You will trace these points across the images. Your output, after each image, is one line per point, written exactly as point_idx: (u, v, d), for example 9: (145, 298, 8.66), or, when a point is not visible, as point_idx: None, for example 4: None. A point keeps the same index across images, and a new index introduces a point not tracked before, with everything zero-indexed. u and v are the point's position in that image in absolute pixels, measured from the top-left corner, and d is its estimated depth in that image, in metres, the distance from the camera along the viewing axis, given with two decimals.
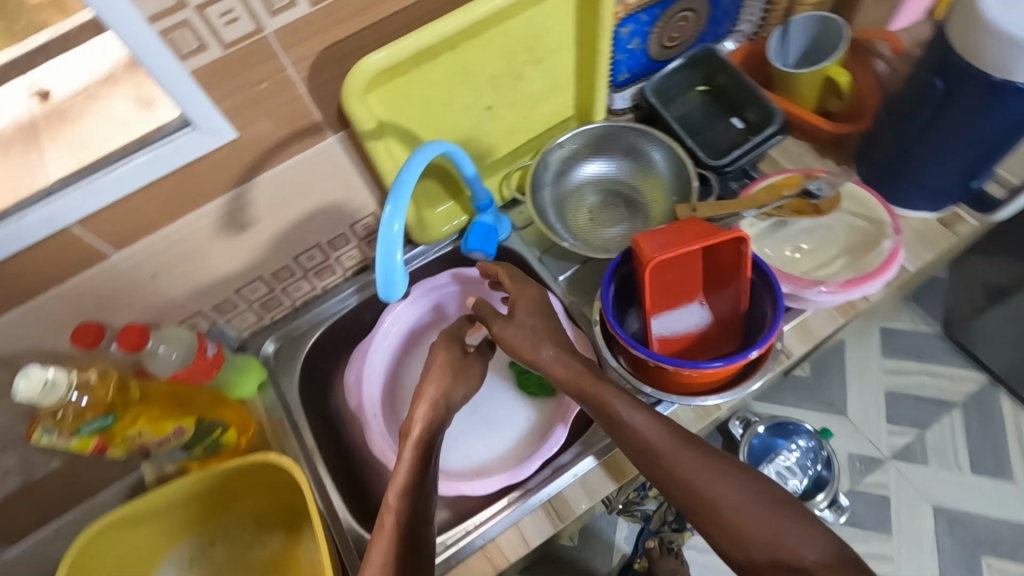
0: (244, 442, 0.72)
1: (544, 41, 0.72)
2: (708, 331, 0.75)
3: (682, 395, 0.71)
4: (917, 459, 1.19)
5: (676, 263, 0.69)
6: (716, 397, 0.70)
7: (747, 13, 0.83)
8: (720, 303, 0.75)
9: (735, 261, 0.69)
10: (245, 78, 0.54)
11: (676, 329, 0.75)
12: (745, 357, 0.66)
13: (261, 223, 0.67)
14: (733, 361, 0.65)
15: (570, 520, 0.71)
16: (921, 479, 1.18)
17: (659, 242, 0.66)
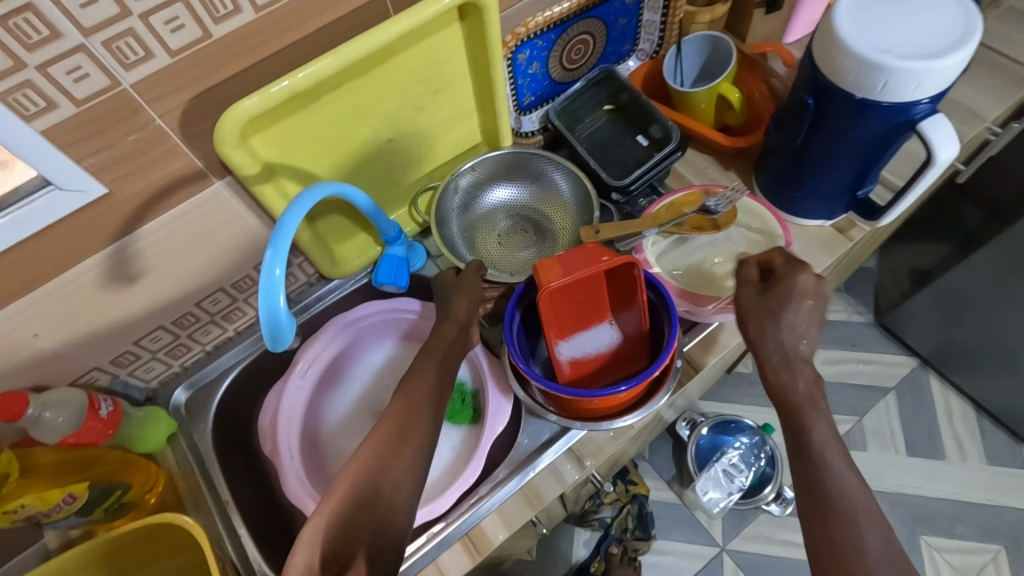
0: (152, 498, 0.73)
1: (440, 73, 0.72)
2: (618, 351, 0.74)
3: (587, 420, 0.71)
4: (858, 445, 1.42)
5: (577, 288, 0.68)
6: (622, 420, 0.70)
7: (647, 33, 0.88)
8: (628, 321, 0.73)
9: (632, 283, 0.69)
10: (109, 134, 0.53)
11: (586, 351, 0.74)
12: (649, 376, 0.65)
13: (154, 269, 0.67)
14: (635, 383, 0.64)
15: (489, 552, 0.70)
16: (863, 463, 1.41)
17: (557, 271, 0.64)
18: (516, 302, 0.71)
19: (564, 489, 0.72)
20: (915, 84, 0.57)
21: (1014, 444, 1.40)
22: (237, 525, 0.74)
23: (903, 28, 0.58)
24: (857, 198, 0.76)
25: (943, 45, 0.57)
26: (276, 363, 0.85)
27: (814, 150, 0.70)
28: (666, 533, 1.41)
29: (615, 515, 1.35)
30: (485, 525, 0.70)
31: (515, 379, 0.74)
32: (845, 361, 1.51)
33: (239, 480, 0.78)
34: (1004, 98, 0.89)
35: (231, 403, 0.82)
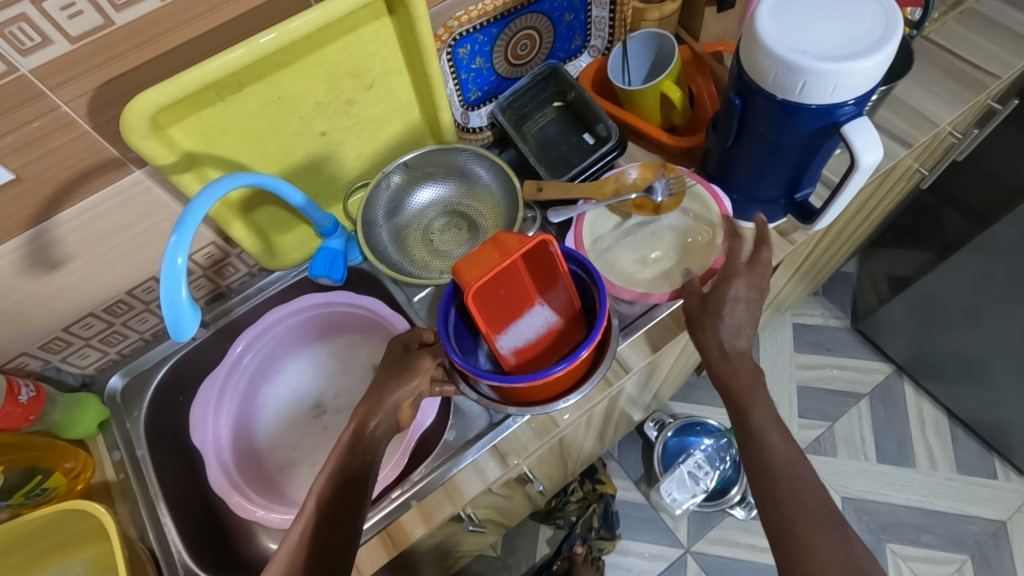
0: (79, 485, 0.74)
1: (370, 66, 0.71)
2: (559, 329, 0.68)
3: (543, 402, 0.68)
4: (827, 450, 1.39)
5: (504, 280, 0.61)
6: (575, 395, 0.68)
7: (596, 29, 0.88)
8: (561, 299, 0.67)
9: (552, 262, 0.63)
10: (13, 119, 0.53)
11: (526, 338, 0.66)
12: (583, 352, 0.63)
13: (77, 257, 0.67)
14: (573, 361, 0.62)
15: (406, 547, 0.69)
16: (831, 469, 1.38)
17: (478, 268, 0.58)
18: (448, 299, 0.65)
19: (486, 486, 0.71)
20: (832, 86, 0.56)
21: (985, 453, 1.38)
22: (162, 511, 0.74)
23: (823, 30, 0.58)
24: (795, 202, 0.75)
25: (861, 48, 0.56)
26: (214, 354, 0.85)
27: (745, 151, 0.69)
28: (631, 534, 1.37)
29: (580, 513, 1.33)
30: (403, 520, 0.70)
31: (462, 382, 0.68)
32: (819, 365, 1.48)
33: (170, 470, 0.78)
34: (960, 100, 0.87)
35: (166, 392, 0.82)
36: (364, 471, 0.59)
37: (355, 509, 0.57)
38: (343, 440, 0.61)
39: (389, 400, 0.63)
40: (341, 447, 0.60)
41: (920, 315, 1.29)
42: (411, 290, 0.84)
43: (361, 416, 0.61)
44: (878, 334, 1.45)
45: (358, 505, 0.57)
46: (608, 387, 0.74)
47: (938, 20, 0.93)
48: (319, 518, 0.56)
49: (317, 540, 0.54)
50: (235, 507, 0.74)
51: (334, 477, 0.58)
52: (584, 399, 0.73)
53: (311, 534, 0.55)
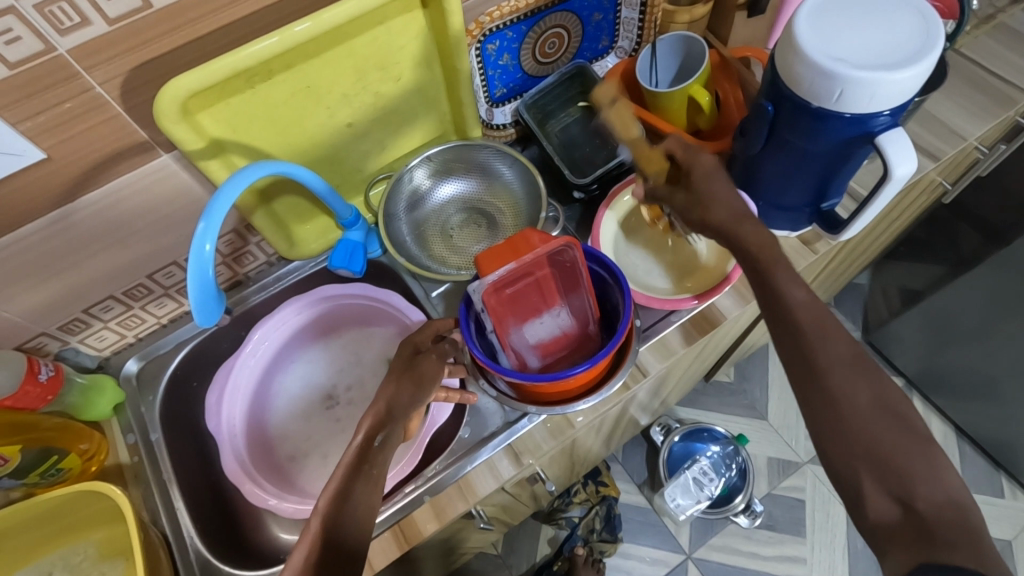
0: (92, 467, 0.74)
1: (399, 59, 0.71)
2: (576, 334, 0.67)
3: (561, 403, 0.68)
4: None
5: (519, 279, 0.63)
6: (590, 399, 0.68)
7: (624, 31, 0.88)
8: (579, 305, 0.67)
9: (570, 263, 0.64)
10: (47, 98, 0.53)
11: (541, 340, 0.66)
12: (603, 355, 0.63)
13: (99, 239, 0.67)
14: (596, 362, 0.62)
15: (417, 543, 0.69)
16: None
17: (498, 262, 0.60)
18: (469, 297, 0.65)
19: (499, 485, 0.71)
20: (868, 96, 0.56)
21: (993, 471, 1.37)
22: (174, 496, 0.74)
23: (861, 39, 0.57)
24: (820, 211, 0.75)
25: (899, 58, 0.55)
26: (229, 341, 0.86)
27: (774, 158, 0.69)
28: (632, 537, 1.37)
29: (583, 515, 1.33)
30: (415, 515, 0.70)
31: (482, 379, 0.68)
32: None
33: (182, 455, 0.78)
34: (989, 116, 0.86)
35: (181, 378, 0.82)
36: (368, 487, 0.55)
37: (360, 530, 0.54)
38: (351, 453, 0.57)
39: (399, 409, 0.60)
40: (348, 464, 0.57)
41: (933, 330, 1.28)
42: (429, 285, 0.84)
43: (369, 427, 0.59)
44: (889, 349, 1.44)
45: (363, 527, 0.54)
46: (626, 390, 0.73)
47: (969, 34, 0.92)
48: (320, 535, 0.52)
49: (324, 565, 0.50)
50: (247, 495, 0.73)
51: (340, 493, 0.54)
52: (601, 400, 0.73)
53: (311, 559, 0.50)
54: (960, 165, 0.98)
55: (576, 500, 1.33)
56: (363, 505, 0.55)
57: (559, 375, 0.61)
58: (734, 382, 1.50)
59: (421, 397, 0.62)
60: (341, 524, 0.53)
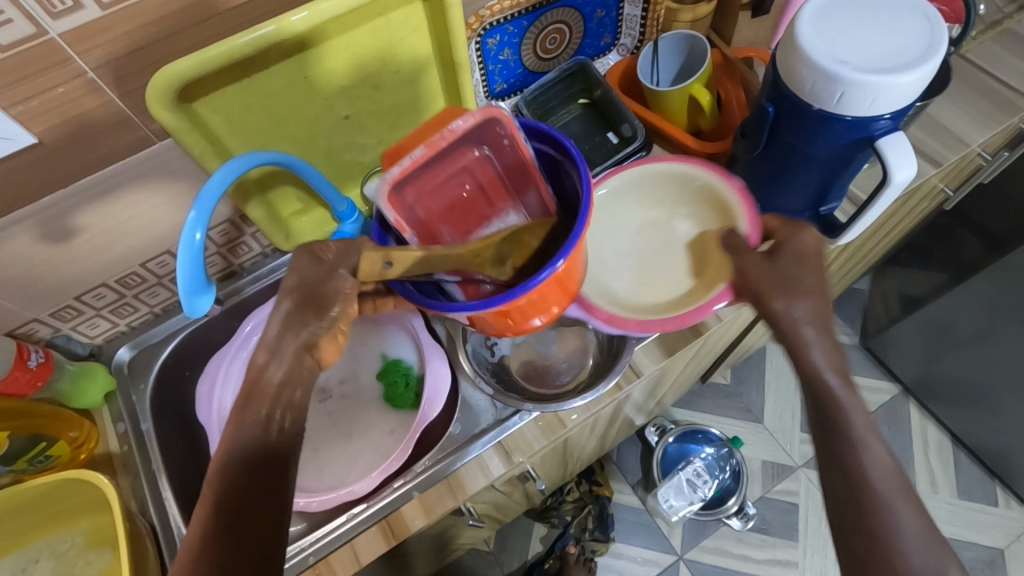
0: (81, 455, 0.73)
1: (398, 51, 0.70)
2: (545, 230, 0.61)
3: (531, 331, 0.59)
4: None
5: (441, 168, 0.57)
6: (581, 398, 0.72)
7: (627, 28, 0.87)
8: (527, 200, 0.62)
9: (506, 144, 0.57)
10: (38, 83, 0.52)
11: (509, 265, 0.59)
12: (559, 261, 0.53)
13: (92, 226, 0.66)
14: (541, 277, 0.53)
15: (405, 538, 0.69)
16: None
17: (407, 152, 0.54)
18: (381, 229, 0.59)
19: (489, 482, 0.71)
20: (870, 99, 0.55)
21: (988, 480, 1.36)
22: (163, 486, 0.74)
23: (864, 40, 0.56)
24: (819, 215, 0.74)
25: (903, 61, 0.55)
26: (223, 332, 0.86)
27: (774, 159, 0.68)
28: (624, 537, 1.37)
29: (575, 514, 1.34)
30: (404, 511, 0.69)
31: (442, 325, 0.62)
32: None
33: (173, 445, 0.78)
34: (992, 123, 0.85)
35: (173, 367, 0.82)
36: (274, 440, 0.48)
37: (269, 483, 0.47)
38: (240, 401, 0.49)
39: (303, 340, 0.50)
40: (241, 415, 0.49)
41: (932, 337, 1.28)
42: None
43: (262, 371, 0.50)
44: (887, 355, 1.44)
45: (274, 477, 0.48)
46: (619, 390, 0.73)
47: (975, 39, 0.92)
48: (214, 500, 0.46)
49: (224, 535, 0.44)
50: None
51: (236, 450, 0.48)
52: (594, 400, 0.72)
53: (211, 522, 0.45)
54: (963, 172, 0.97)
55: (568, 499, 1.34)
56: (268, 450, 0.48)
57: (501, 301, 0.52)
58: (730, 385, 1.50)
59: (339, 323, 0.52)
60: (247, 487, 0.46)
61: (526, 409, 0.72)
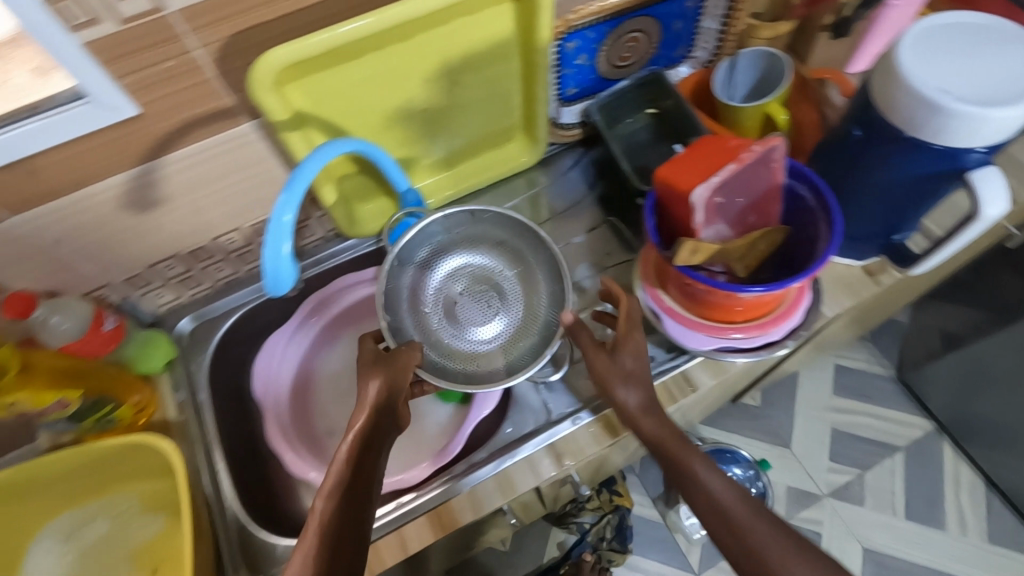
0: (140, 420, 0.74)
1: (483, 49, 0.71)
2: (779, 240, 0.65)
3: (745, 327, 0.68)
4: (854, 499, 1.37)
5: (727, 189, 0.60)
6: (745, 356, 0.69)
7: (703, 41, 0.87)
8: (773, 212, 0.64)
9: (776, 167, 0.60)
10: (147, 57, 0.54)
11: (744, 262, 0.64)
12: (791, 285, 0.59)
13: (173, 199, 0.68)
14: (774, 289, 0.59)
15: (453, 531, 0.69)
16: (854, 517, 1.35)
17: (695, 168, 0.59)
18: (651, 208, 0.64)
19: (538, 483, 0.70)
20: (970, 131, 0.55)
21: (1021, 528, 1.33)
22: (219, 458, 0.75)
23: (965, 70, 0.56)
24: (890, 243, 0.73)
25: (1007, 95, 0.54)
26: (279, 312, 0.87)
27: (850, 184, 0.68)
28: (641, 550, 1.37)
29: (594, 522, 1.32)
30: (453, 504, 0.69)
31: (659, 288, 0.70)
32: (857, 413, 1.46)
33: (225, 419, 0.80)
34: None
35: (230, 342, 0.83)
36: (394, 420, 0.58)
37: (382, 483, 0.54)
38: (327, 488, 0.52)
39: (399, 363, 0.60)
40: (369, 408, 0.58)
41: (972, 376, 1.25)
42: None
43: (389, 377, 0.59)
44: (923, 390, 1.42)
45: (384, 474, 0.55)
46: (673, 401, 0.73)
47: None
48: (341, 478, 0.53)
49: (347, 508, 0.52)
50: (289, 465, 0.74)
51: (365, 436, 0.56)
52: None
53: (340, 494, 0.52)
54: None
55: (587, 508, 1.32)
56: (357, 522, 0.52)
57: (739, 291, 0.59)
58: (759, 407, 1.48)
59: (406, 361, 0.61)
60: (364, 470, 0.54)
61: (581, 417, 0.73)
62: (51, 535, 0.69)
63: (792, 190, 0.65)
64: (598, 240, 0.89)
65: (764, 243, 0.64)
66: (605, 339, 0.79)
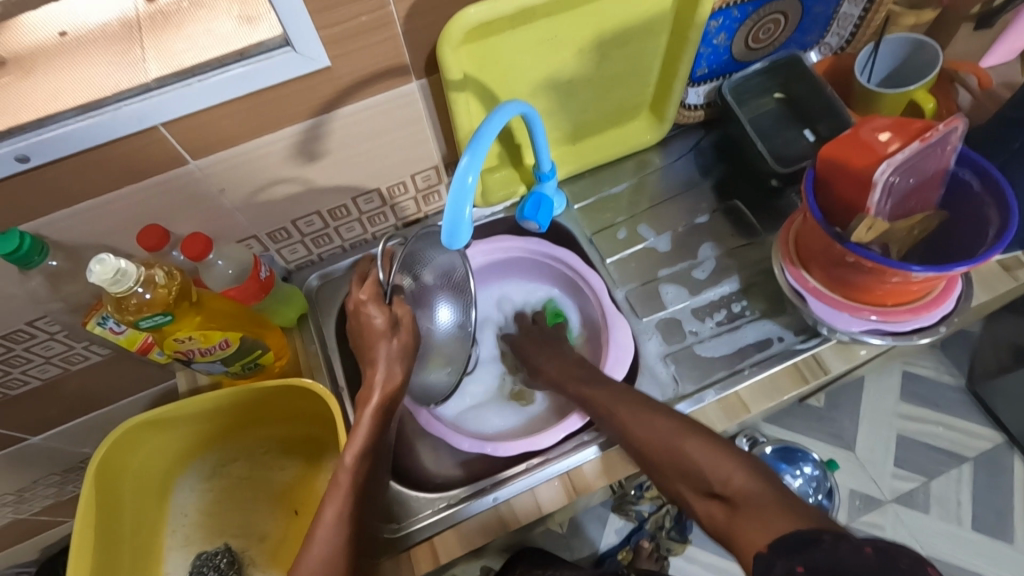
0: (278, 367, 0.77)
1: (640, 21, 0.72)
2: (933, 225, 0.65)
3: (891, 313, 0.67)
4: (918, 506, 1.35)
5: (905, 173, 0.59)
6: (881, 338, 0.69)
7: (838, 26, 0.85)
8: (930, 198, 0.64)
9: (950, 150, 0.60)
10: (349, 9, 0.56)
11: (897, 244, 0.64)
12: (959, 268, 0.58)
13: (334, 154, 0.69)
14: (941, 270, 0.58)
15: (586, 495, 0.70)
16: (917, 523, 1.34)
17: (853, 150, 0.61)
18: (811, 186, 0.64)
19: None
20: None
21: None
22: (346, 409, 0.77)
23: None
24: None
25: None
26: None
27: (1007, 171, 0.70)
28: (700, 542, 1.35)
29: (653, 511, 1.32)
30: (586, 468, 0.71)
31: (800, 269, 0.71)
32: (924, 420, 1.43)
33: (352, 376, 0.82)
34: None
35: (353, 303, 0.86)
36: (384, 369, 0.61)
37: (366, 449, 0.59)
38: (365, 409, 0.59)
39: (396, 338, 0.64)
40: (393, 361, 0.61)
41: None
42: (604, 251, 0.86)
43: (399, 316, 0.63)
44: (994, 402, 1.39)
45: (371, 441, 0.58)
46: (806, 383, 0.72)
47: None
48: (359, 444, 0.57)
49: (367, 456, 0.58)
50: (420, 420, 0.76)
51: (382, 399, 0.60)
52: (779, 389, 0.72)
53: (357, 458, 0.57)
54: None
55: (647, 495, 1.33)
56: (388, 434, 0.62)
57: (904, 267, 0.58)
58: (823, 408, 1.46)
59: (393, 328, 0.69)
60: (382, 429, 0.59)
61: (709, 393, 0.72)
62: (199, 470, 0.73)
63: (954, 176, 0.64)
64: (719, 223, 0.87)
65: (922, 227, 0.64)
66: (732, 319, 0.79)
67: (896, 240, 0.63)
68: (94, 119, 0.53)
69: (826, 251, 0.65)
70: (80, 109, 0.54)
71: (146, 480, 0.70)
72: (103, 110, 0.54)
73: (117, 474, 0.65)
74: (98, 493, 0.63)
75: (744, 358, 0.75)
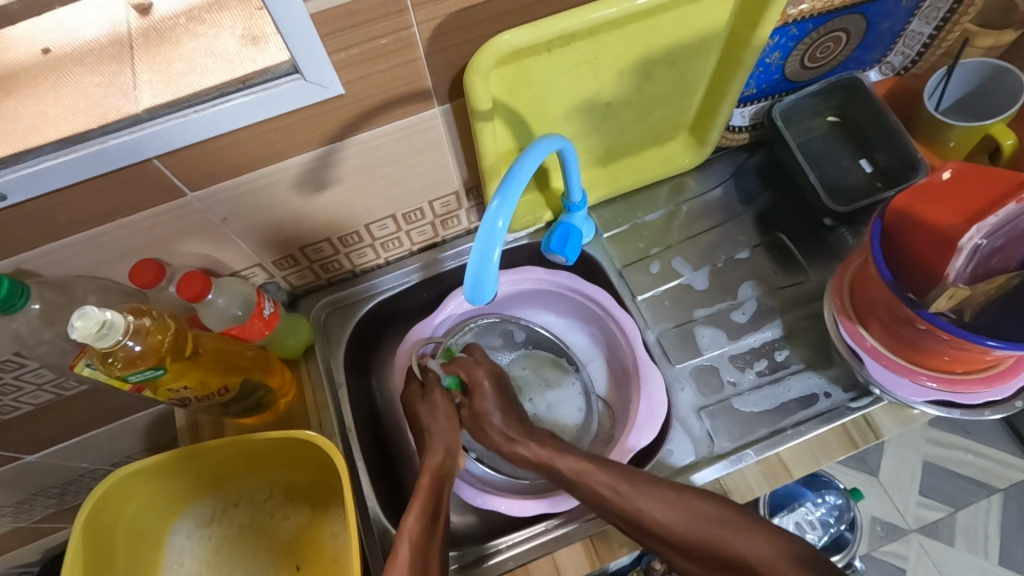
0: (282, 404, 0.72)
1: (688, 42, 0.64)
2: None
3: (958, 385, 0.60)
4: (943, 538, 1.26)
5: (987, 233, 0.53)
6: (941, 409, 0.62)
7: (904, 45, 0.76)
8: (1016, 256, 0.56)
9: None
10: (366, 32, 0.49)
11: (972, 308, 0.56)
12: None
13: (346, 181, 0.63)
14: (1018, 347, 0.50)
15: (609, 562, 0.64)
16: (942, 556, 1.25)
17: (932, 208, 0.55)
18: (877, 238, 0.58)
19: None
20: None
21: None
22: (354, 453, 0.70)
23: None
24: None
25: None
26: (410, 302, 0.83)
27: None
28: None
29: None
30: (610, 531, 0.64)
31: (858, 325, 0.64)
32: (951, 446, 1.33)
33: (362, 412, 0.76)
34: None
35: (363, 333, 0.80)
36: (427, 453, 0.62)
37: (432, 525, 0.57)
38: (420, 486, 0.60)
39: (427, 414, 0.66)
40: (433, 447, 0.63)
41: None
42: (635, 286, 0.80)
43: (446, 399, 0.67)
44: None
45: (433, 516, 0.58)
46: (855, 448, 0.65)
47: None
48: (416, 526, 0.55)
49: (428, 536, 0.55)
50: None
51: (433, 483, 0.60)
52: (828, 453, 0.66)
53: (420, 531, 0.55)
54: None
55: None
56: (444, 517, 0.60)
57: (979, 342, 0.51)
58: None
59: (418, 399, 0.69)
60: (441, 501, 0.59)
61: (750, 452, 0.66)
62: (195, 516, 0.69)
63: None
64: (762, 258, 0.80)
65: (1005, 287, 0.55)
66: (775, 369, 0.72)
67: (972, 305, 0.55)
68: (78, 153, 0.47)
69: (889, 310, 0.58)
70: (62, 142, 0.48)
71: (141, 523, 0.65)
72: (87, 143, 0.48)
73: (109, 516, 0.61)
74: (88, 538, 0.58)
75: (787, 416, 0.69)
